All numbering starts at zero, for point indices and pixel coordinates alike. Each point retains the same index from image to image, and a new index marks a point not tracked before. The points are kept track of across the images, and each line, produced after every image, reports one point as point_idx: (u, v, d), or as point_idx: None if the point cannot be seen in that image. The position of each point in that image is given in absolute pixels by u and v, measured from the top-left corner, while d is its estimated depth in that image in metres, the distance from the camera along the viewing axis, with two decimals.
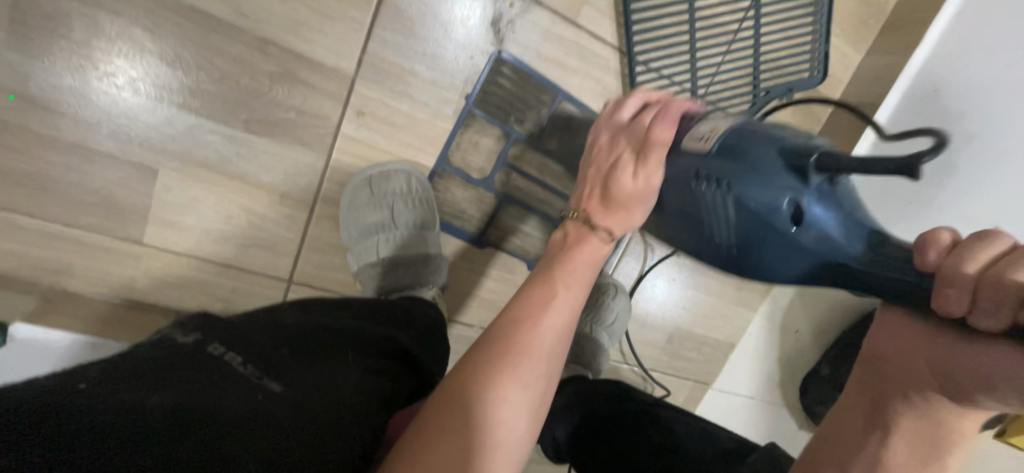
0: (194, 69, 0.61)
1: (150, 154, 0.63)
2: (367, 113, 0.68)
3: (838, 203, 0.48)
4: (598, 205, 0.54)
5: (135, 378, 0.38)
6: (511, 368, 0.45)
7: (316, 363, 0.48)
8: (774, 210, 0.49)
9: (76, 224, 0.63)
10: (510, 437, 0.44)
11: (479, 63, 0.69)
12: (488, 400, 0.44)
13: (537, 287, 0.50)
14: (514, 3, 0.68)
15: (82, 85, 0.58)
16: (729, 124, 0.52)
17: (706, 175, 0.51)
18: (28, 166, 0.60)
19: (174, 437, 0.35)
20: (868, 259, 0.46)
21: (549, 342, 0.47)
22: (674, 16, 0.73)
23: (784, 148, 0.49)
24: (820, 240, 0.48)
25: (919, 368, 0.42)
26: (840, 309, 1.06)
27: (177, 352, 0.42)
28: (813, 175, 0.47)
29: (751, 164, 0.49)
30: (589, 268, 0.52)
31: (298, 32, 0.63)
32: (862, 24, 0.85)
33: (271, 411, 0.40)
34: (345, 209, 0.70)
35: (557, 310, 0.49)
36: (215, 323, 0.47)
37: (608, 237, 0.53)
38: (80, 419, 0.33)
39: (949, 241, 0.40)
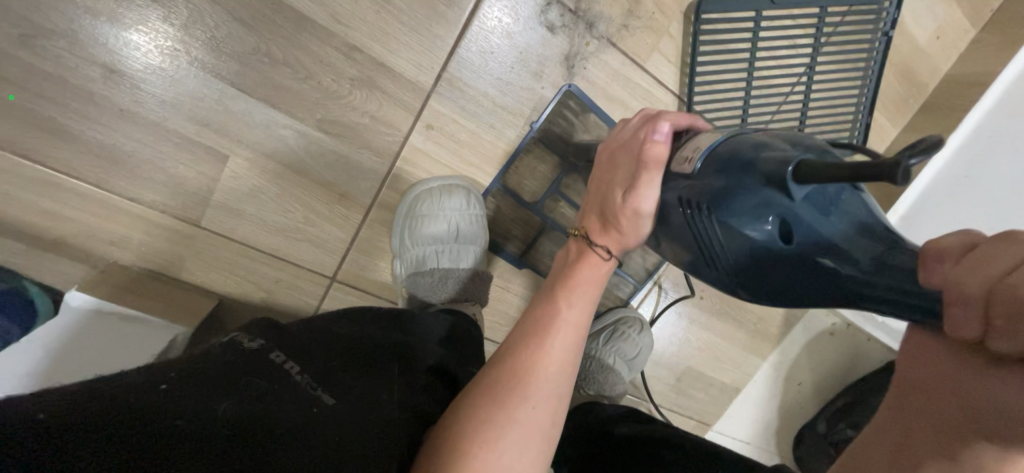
0: (281, 65, 0.63)
1: (224, 140, 0.64)
2: (435, 127, 0.70)
3: (823, 203, 0.43)
4: (596, 225, 0.54)
5: (205, 380, 0.38)
6: (507, 391, 0.47)
7: (365, 376, 0.47)
8: (761, 230, 0.44)
9: (141, 199, 0.64)
10: (527, 450, 0.46)
11: (548, 93, 0.72)
12: (501, 416, 0.45)
13: (541, 312, 0.52)
14: (590, 42, 0.71)
15: (171, 67, 0.60)
16: (714, 140, 0.47)
17: (691, 202, 0.47)
18: (106, 138, 0.61)
19: (231, 445, 0.34)
20: (869, 263, 0.41)
21: (554, 360, 0.49)
22: (733, 74, 0.76)
23: (761, 163, 0.43)
24: (811, 239, 0.43)
25: (941, 394, 0.39)
26: (840, 367, 1.09)
27: (240, 358, 0.42)
28: (792, 187, 0.41)
29: (729, 186, 0.44)
30: (596, 286, 0.54)
31: (385, 43, 0.65)
32: (907, 101, 0.88)
33: (323, 426, 0.39)
34: (402, 216, 0.72)
35: (562, 336, 0.50)
36: (275, 332, 0.48)
37: (606, 256, 0.54)
38: (155, 423, 0.32)
39: (962, 249, 0.36)
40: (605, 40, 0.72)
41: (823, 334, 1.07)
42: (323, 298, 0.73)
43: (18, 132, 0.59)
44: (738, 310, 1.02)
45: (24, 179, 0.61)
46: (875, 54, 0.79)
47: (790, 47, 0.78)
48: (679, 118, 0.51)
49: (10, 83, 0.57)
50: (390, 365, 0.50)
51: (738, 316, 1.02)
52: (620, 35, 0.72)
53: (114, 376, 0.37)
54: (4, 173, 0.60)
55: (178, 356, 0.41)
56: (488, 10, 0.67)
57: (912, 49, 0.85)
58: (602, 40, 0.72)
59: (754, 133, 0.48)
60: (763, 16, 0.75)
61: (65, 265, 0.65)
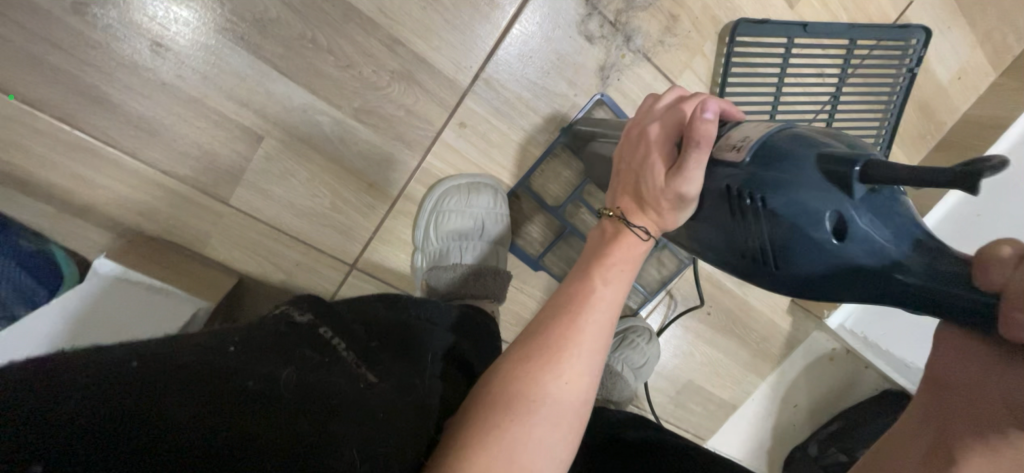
0: (324, 52, 0.64)
1: (261, 121, 0.65)
2: (468, 126, 0.71)
3: (881, 211, 0.40)
4: (632, 203, 0.51)
5: (265, 347, 0.40)
6: (543, 368, 0.44)
7: (402, 359, 0.48)
8: (813, 223, 0.41)
9: (172, 172, 0.65)
10: (557, 429, 0.43)
11: (580, 101, 0.73)
12: (532, 392, 0.43)
13: (576, 284, 0.50)
14: (626, 54, 0.73)
15: (216, 45, 0.61)
16: (766, 129, 0.45)
17: (736, 191, 0.46)
18: (146, 110, 0.62)
19: (294, 409, 0.35)
20: (924, 270, 0.38)
21: (590, 333, 0.47)
22: (761, 96, 0.77)
23: (822, 158, 0.41)
24: (864, 244, 0.40)
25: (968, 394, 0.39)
26: (837, 392, 1.09)
27: (294, 331, 0.44)
28: (855, 185, 0.39)
29: (792, 176, 0.42)
30: (631, 264, 0.51)
31: (428, 39, 0.66)
32: (927, 136, 0.89)
33: (370, 401, 0.41)
34: (428, 210, 0.72)
35: (598, 306, 0.48)
36: (322, 307, 0.50)
37: (644, 236, 0.51)
38: (228, 384, 0.34)
39: (1014, 255, 0.33)
40: (641, 54, 0.73)
41: (822, 359, 1.08)
42: (342, 285, 0.74)
43: (60, 97, 0.59)
44: (742, 328, 1.03)
45: (61, 144, 0.61)
46: (898, 88, 0.81)
47: (818, 75, 0.79)
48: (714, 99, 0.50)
49: (58, 48, 0.58)
50: (421, 350, 0.51)
51: (742, 334, 1.03)
52: (655, 50, 0.73)
53: (186, 336, 0.40)
54: (42, 135, 0.60)
55: (236, 325, 0.43)
56: (530, 16, 0.68)
57: (934, 88, 0.87)
58: (638, 54, 0.73)
59: (797, 126, 0.46)
60: (794, 43, 0.76)
61: (95, 231, 0.66)
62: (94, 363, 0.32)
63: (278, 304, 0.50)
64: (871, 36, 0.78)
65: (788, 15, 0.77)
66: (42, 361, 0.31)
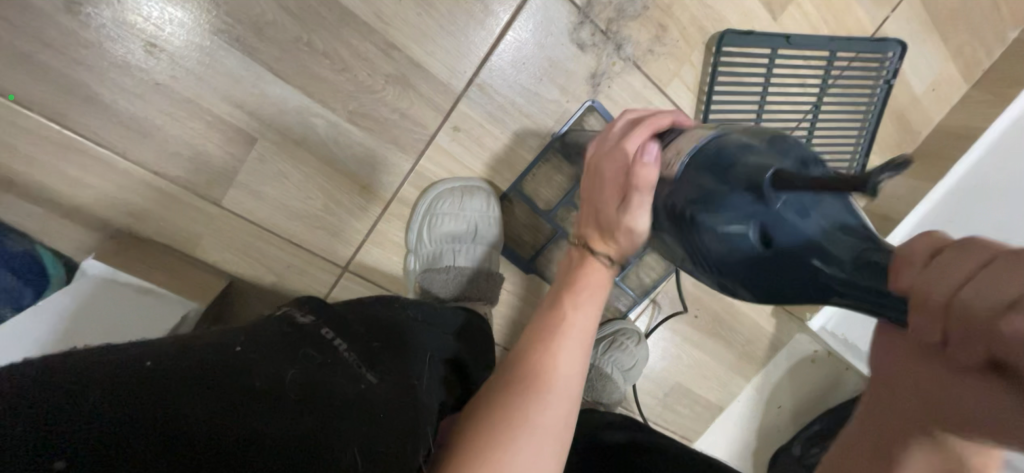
0: (320, 55, 0.64)
1: (254, 123, 0.65)
2: (461, 130, 0.72)
3: (808, 203, 0.36)
4: (594, 234, 0.57)
5: (271, 348, 0.41)
6: (525, 393, 0.48)
7: (401, 358, 0.49)
8: (742, 237, 0.38)
9: (163, 173, 0.65)
10: (543, 449, 0.46)
11: (572, 107, 0.75)
12: (517, 416, 0.46)
13: (551, 313, 0.55)
14: (617, 62, 0.74)
15: (211, 46, 0.61)
16: (696, 143, 0.44)
17: (675, 208, 0.43)
18: (138, 110, 0.61)
19: (299, 410, 0.36)
20: (851, 261, 0.34)
21: (566, 356, 0.52)
22: (746, 105, 0.79)
23: (745, 166, 0.39)
24: (796, 238, 0.36)
25: (913, 393, 0.32)
26: (818, 394, 1.12)
27: (296, 332, 0.45)
28: (768, 192, 0.37)
29: (711, 188, 0.40)
30: (600, 289, 0.57)
31: (423, 44, 0.67)
32: (903, 145, 0.93)
33: (371, 401, 0.41)
34: (421, 213, 0.73)
35: (572, 331, 0.54)
36: (324, 307, 0.50)
37: (607, 262, 0.57)
38: (236, 386, 0.35)
39: (930, 251, 0.29)
40: (631, 62, 0.75)
41: (805, 360, 1.11)
42: (334, 287, 0.74)
43: (50, 95, 0.59)
44: (728, 331, 1.05)
45: (51, 143, 0.61)
46: (875, 99, 0.84)
47: (800, 86, 0.81)
48: (661, 120, 0.53)
49: (49, 47, 0.57)
50: (420, 350, 0.52)
51: (728, 336, 1.06)
52: (645, 58, 0.75)
53: (194, 339, 0.41)
54: (30, 134, 0.60)
55: (239, 327, 0.44)
56: (524, 23, 0.69)
57: (909, 99, 0.91)
58: (628, 62, 0.75)
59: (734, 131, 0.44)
60: (778, 54, 0.79)
61: (82, 232, 0.66)
62: (110, 365, 0.33)
63: (280, 304, 0.51)
64: (850, 49, 0.81)
65: (772, 27, 0.80)
66: (59, 362, 0.33)
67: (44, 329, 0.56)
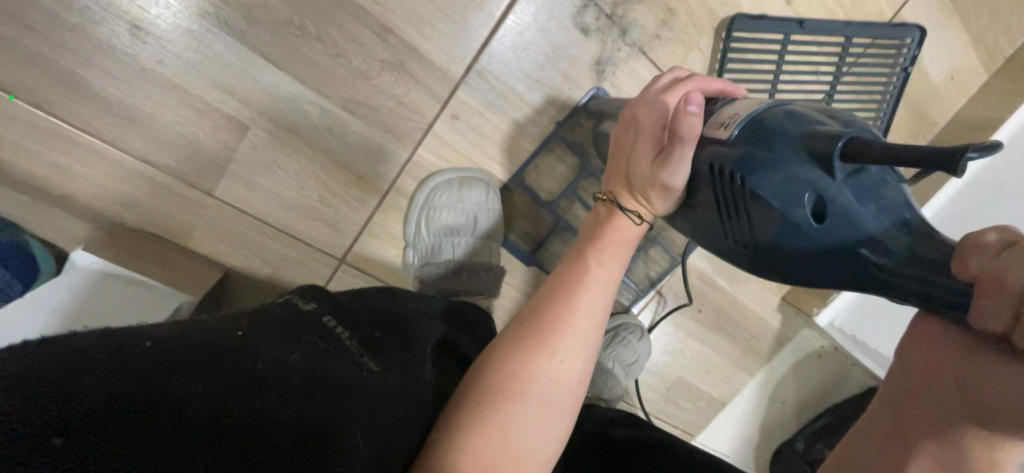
0: (313, 40, 0.62)
1: (246, 110, 0.63)
2: (461, 119, 0.70)
3: (868, 190, 0.39)
4: (623, 189, 0.52)
5: (272, 334, 0.39)
6: (536, 351, 0.46)
7: (403, 349, 0.47)
8: (794, 206, 0.41)
9: (153, 162, 0.63)
10: (551, 411, 0.45)
11: (575, 95, 0.72)
12: (526, 374, 0.45)
13: (572, 266, 0.51)
14: (622, 48, 0.72)
15: (200, 30, 0.59)
16: (756, 107, 0.46)
17: (722, 170, 0.45)
18: (126, 97, 0.60)
19: (306, 393, 0.35)
20: (902, 253, 0.37)
21: (584, 318, 0.48)
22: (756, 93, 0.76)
23: (809, 136, 0.41)
24: (848, 224, 0.39)
25: (942, 382, 0.40)
26: (824, 389, 1.10)
27: (297, 319, 0.43)
28: (836, 163, 0.39)
29: (774, 155, 0.42)
30: (625, 246, 0.52)
31: (420, 29, 0.65)
32: (918, 136, 0.90)
33: (376, 389, 0.39)
34: (420, 205, 0.71)
35: (593, 288, 0.50)
36: (327, 297, 0.49)
37: (637, 221, 0.52)
38: (239, 368, 0.34)
39: (998, 242, 0.33)
40: (637, 48, 0.72)
41: (811, 356, 1.09)
42: (331, 279, 0.72)
43: (34, 81, 0.57)
44: (732, 325, 1.04)
45: (37, 131, 0.59)
46: (891, 87, 0.81)
47: (813, 74, 0.78)
48: (707, 82, 0.51)
49: (32, 31, 0.55)
50: (421, 342, 0.50)
51: (732, 331, 1.04)
52: (651, 44, 0.72)
53: (195, 321, 0.39)
54: (16, 122, 0.58)
55: (240, 312, 0.42)
56: (525, 6, 0.67)
57: (927, 87, 0.87)
58: (634, 48, 0.72)
59: (793, 105, 0.46)
60: (790, 40, 0.76)
61: (73, 222, 0.64)
62: (110, 341, 0.32)
63: (281, 292, 0.49)
64: (865, 35, 0.78)
65: (785, 12, 0.76)
66: (55, 338, 0.31)
67: (43, 312, 0.57)
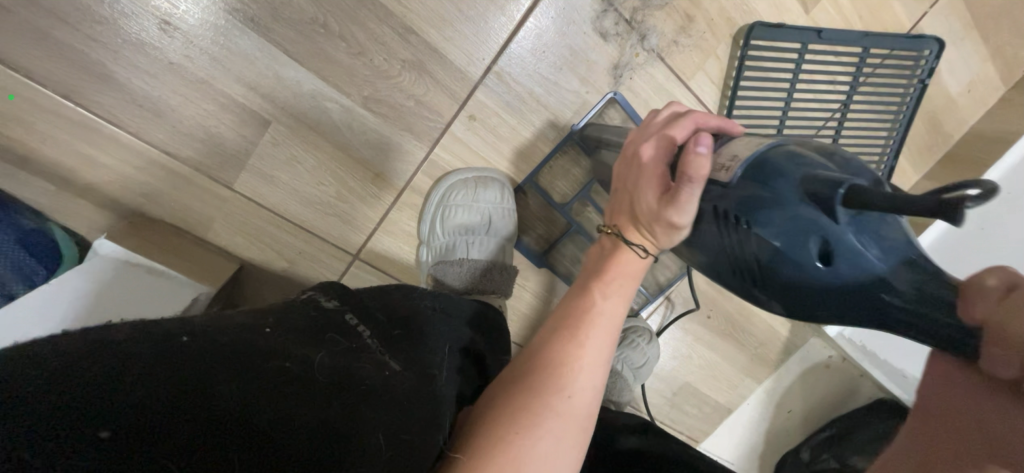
0: (336, 39, 0.63)
1: (268, 106, 0.64)
2: (477, 119, 0.70)
3: (872, 230, 0.38)
4: (628, 223, 0.52)
5: (295, 332, 0.41)
6: (548, 383, 0.46)
7: (422, 347, 0.48)
8: (800, 251, 0.40)
9: (176, 154, 0.64)
10: (566, 438, 0.45)
11: (591, 99, 0.73)
12: (541, 404, 0.45)
13: (577, 301, 0.52)
14: (639, 53, 0.72)
15: (226, 26, 0.60)
16: (756, 148, 0.44)
17: (726, 214, 0.44)
18: (152, 90, 0.61)
19: (328, 393, 0.37)
20: (913, 294, 0.38)
21: (592, 349, 0.49)
22: (772, 102, 0.77)
23: (812, 178, 0.40)
24: (855, 265, 0.39)
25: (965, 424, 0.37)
26: (831, 399, 1.10)
27: (320, 317, 0.45)
28: (838, 209, 0.38)
29: (774, 198, 0.41)
30: (632, 279, 0.53)
31: (441, 30, 0.65)
32: (933, 147, 0.89)
33: (394, 388, 0.41)
34: (434, 203, 0.72)
35: (601, 323, 0.51)
36: (348, 294, 0.50)
37: (642, 254, 0.52)
38: (265, 367, 0.35)
39: (1001, 286, 0.35)
40: (655, 54, 0.73)
41: (819, 365, 1.08)
42: (345, 275, 0.73)
43: (64, 72, 0.58)
44: (740, 332, 1.03)
45: (65, 120, 0.60)
46: (908, 99, 0.80)
47: (829, 83, 0.79)
48: (710, 117, 0.49)
49: (64, 23, 0.56)
50: (438, 340, 0.51)
51: (740, 338, 1.04)
52: (669, 50, 0.73)
53: (223, 317, 0.40)
54: (45, 111, 0.59)
55: (266, 306, 0.44)
56: (546, 10, 0.67)
57: (943, 100, 0.87)
58: (652, 53, 0.72)
59: (791, 141, 0.44)
60: (808, 49, 0.76)
61: (95, 212, 0.65)
62: (149, 337, 0.34)
63: (306, 286, 0.51)
64: (884, 45, 0.77)
65: (803, 21, 0.77)
66: (92, 337, 0.32)
67: (60, 310, 0.57)
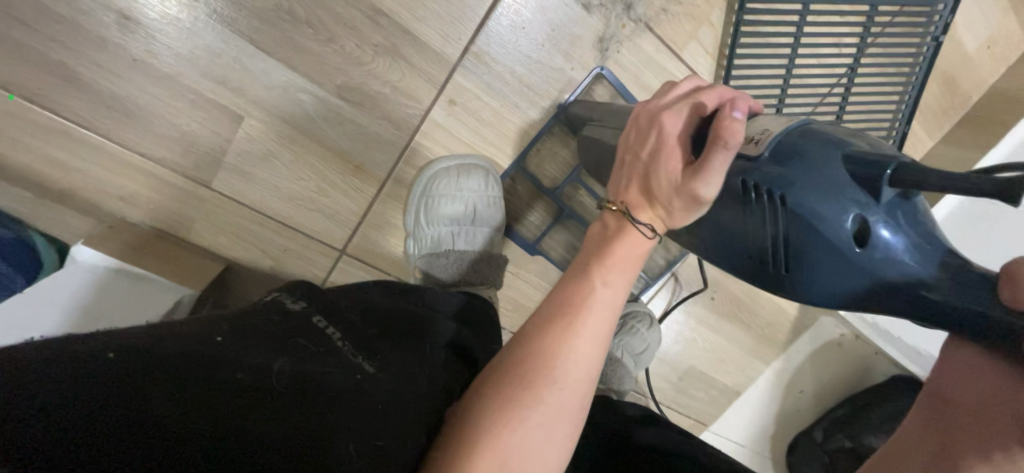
0: (304, 26, 0.60)
1: (239, 100, 0.62)
2: (458, 103, 0.67)
3: (907, 216, 0.39)
4: (638, 195, 0.46)
5: (257, 339, 0.38)
6: (539, 370, 0.41)
7: (400, 347, 0.46)
8: (835, 227, 0.40)
9: (149, 154, 0.62)
10: (554, 431, 0.40)
11: (578, 76, 0.69)
12: (529, 394, 0.40)
13: (573, 281, 0.45)
14: (626, 24, 0.68)
15: (187, 18, 0.57)
16: (785, 126, 0.45)
17: (755, 187, 0.44)
18: (118, 89, 0.59)
19: (291, 398, 0.33)
20: (950, 285, 0.38)
21: (589, 334, 0.43)
22: (771, 69, 0.72)
23: (852, 159, 0.40)
24: (888, 254, 0.39)
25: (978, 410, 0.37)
26: (843, 378, 1.06)
27: (286, 321, 0.42)
28: (884, 188, 0.38)
29: (810, 175, 0.41)
30: (634, 261, 0.46)
31: (413, 10, 0.62)
32: (949, 110, 0.84)
33: (368, 391, 0.38)
34: (418, 195, 0.69)
35: (598, 307, 0.43)
36: (318, 296, 0.47)
37: (650, 234, 0.46)
38: (218, 375, 0.32)
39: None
40: (643, 24, 0.68)
41: (831, 344, 1.05)
42: (332, 271, 0.71)
43: (27, 75, 0.57)
44: (747, 313, 1.00)
45: (33, 125, 0.59)
46: (921, 59, 0.75)
47: (833, 46, 0.74)
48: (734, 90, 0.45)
49: (21, 24, 0.55)
50: (420, 338, 0.48)
51: (747, 319, 1.00)
52: (658, 19, 0.68)
53: (170, 327, 0.37)
54: (13, 118, 0.58)
55: (225, 314, 0.41)
56: None
57: (960, 59, 0.81)
58: (639, 24, 0.68)
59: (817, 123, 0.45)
60: (810, 10, 0.70)
61: (74, 218, 0.65)
62: (73, 352, 0.29)
63: (271, 290, 0.48)
64: (893, 1, 0.72)
65: None
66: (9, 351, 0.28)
67: (46, 316, 0.56)
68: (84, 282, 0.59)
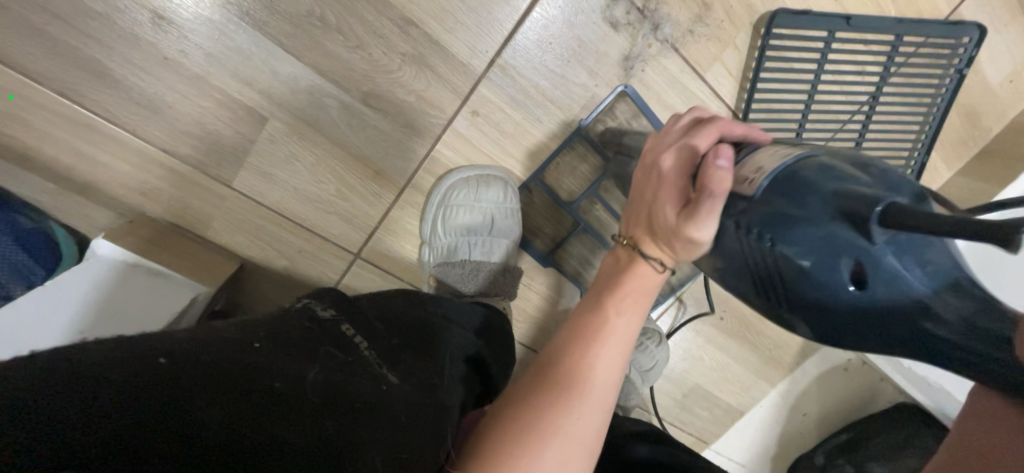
0: (334, 32, 0.61)
1: (265, 102, 0.62)
2: (481, 115, 0.68)
3: (915, 253, 0.34)
4: (644, 234, 0.46)
5: (290, 346, 0.38)
6: (557, 399, 0.42)
7: (421, 357, 0.46)
8: (828, 269, 0.36)
9: (173, 151, 0.63)
10: (575, 455, 0.41)
11: (601, 92, 0.69)
12: (549, 420, 0.41)
13: (588, 315, 0.47)
14: (652, 44, 0.68)
15: (220, 19, 0.58)
16: (780, 159, 0.39)
17: (743, 226, 0.39)
18: (147, 86, 0.59)
19: (324, 409, 0.34)
20: (959, 324, 0.34)
21: (605, 365, 0.45)
22: (794, 94, 0.72)
23: (841, 194, 0.35)
24: (892, 289, 0.35)
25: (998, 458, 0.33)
26: (848, 404, 1.06)
27: (317, 327, 0.42)
28: (875, 228, 0.33)
29: (800, 213, 0.36)
30: (647, 295, 0.47)
31: (442, 21, 0.62)
32: (968, 142, 0.83)
33: (394, 404, 0.38)
34: (436, 203, 0.70)
35: (614, 340, 0.46)
36: (344, 303, 0.48)
37: (660, 268, 0.46)
38: (257, 383, 0.32)
39: None
40: (669, 44, 0.69)
41: (838, 369, 1.04)
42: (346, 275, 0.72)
43: (60, 69, 0.57)
44: (755, 334, 1.00)
45: (61, 118, 0.59)
46: (944, 91, 0.75)
47: (858, 73, 0.73)
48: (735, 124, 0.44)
49: (56, 18, 0.55)
50: (439, 348, 0.48)
51: (754, 340, 1.00)
52: (684, 40, 0.69)
53: (211, 328, 0.38)
54: (43, 110, 0.59)
55: (257, 318, 0.42)
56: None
57: (982, 91, 0.81)
58: (665, 44, 0.68)
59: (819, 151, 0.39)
60: (835, 37, 0.70)
61: (97, 210, 0.65)
62: (121, 355, 0.30)
63: (299, 295, 0.49)
64: (919, 32, 0.72)
65: (830, 6, 0.72)
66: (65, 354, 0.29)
67: (59, 316, 0.56)
68: (99, 280, 0.59)
